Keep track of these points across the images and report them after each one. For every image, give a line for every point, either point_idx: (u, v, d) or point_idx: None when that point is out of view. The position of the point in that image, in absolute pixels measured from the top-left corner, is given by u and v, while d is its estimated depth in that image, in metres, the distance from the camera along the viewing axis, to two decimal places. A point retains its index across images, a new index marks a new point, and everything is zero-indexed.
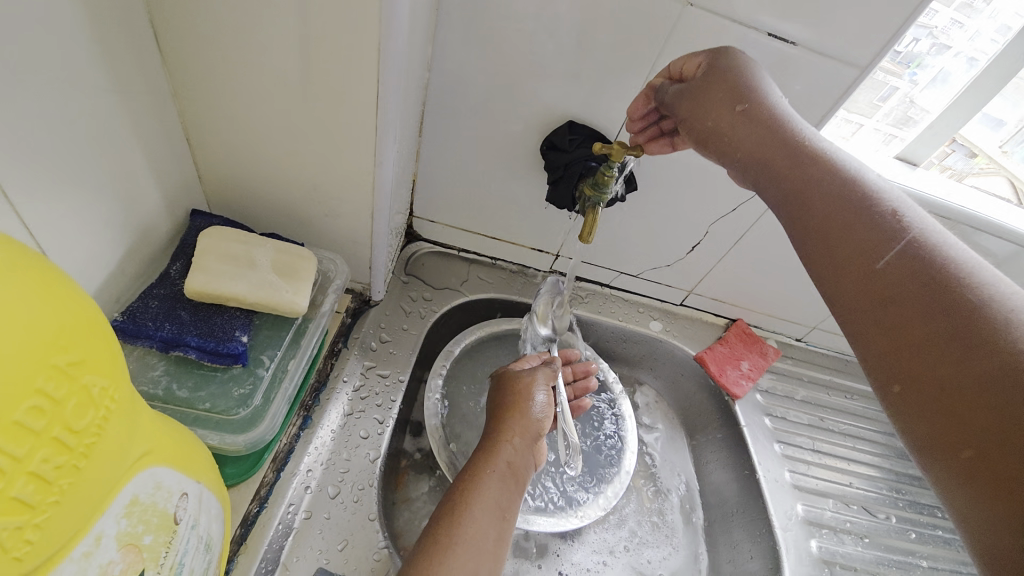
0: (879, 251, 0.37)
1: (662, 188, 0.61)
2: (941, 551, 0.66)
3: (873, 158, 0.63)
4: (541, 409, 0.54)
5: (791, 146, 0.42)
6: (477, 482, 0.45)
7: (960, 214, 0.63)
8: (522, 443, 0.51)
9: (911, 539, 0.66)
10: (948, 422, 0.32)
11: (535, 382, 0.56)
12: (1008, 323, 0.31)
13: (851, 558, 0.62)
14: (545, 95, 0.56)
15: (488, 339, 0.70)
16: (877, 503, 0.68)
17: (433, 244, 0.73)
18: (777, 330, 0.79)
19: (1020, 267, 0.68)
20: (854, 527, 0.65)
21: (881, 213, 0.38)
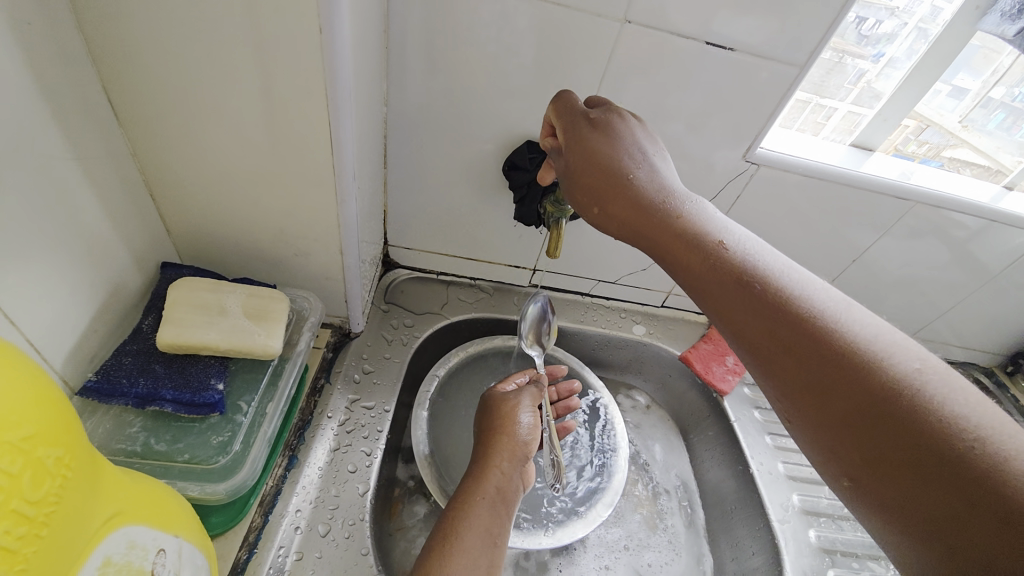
0: (744, 304, 0.38)
1: None
2: None
3: (827, 149, 0.66)
4: (527, 430, 0.54)
5: (657, 205, 0.42)
6: (465, 510, 0.45)
7: (919, 194, 0.64)
8: (510, 467, 0.51)
9: None
10: (839, 452, 0.33)
11: (521, 404, 0.57)
12: (862, 359, 0.33)
13: (851, 543, 0.62)
14: (502, 119, 0.58)
15: (473, 359, 0.70)
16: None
17: (411, 270, 0.74)
18: None
19: (983, 239, 0.70)
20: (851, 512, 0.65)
21: (742, 263, 0.39)
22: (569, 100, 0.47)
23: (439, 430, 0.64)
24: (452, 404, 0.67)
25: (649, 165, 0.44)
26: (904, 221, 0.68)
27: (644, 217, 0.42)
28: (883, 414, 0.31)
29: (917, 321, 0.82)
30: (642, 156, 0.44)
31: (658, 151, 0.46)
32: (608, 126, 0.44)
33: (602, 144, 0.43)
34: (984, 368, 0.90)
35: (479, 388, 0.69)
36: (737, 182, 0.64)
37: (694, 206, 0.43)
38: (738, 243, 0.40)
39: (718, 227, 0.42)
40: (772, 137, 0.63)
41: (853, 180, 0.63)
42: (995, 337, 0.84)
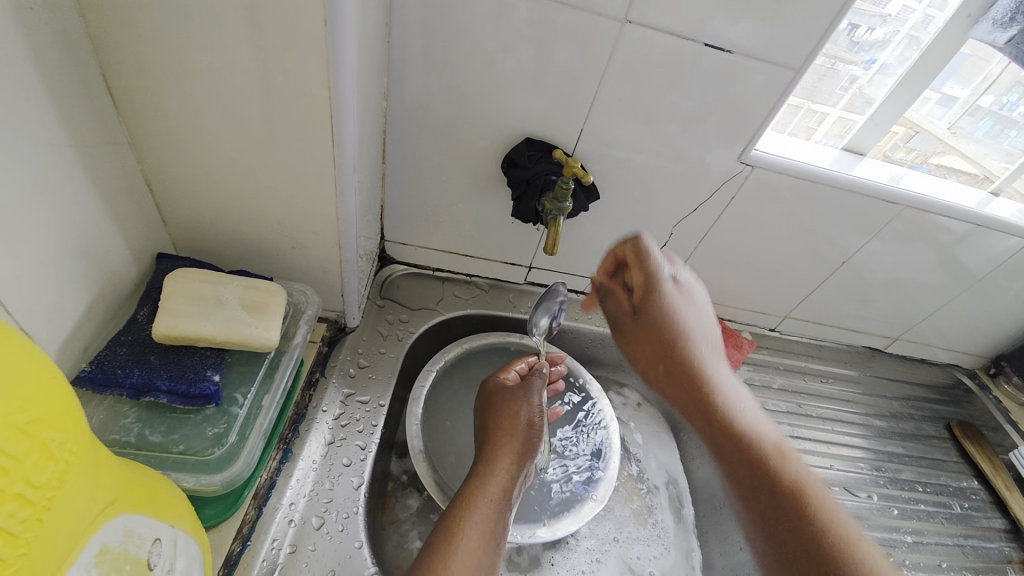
0: (743, 437, 0.47)
1: (621, 196, 0.65)
2: (925, 524, 0.68)
3: (819, 153, 0.67)
4: (535, 431, 0.55)
5: (682, 345, 0.53)
6: (472, 509, 0.46)
7: (907, 199, 0.66)
8: (516, 468, 0.52)
9: (893, 514, 0.68)
10: (774, 547, 0.41)
11: (529, 404, 0.57)
12: (806, 491, 0.43)
13: None
14: (501, 116, 0.58)
15: (468, 355, 0.70)
16: (857, 483, 0.70)
17: (407, 265, 0.74)
18: (750, 321, 0.84)
19: (968, 244, 0.71)
20: None
21: (735, 408, 0.50)
22: (662, 253, 0.57)
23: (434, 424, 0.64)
24: (445, 401, 0.66)
25: (683, 294, 0.55)
26: (893, 225, 0.69)
27: (685, 346, 0.53)
28: (813, 540, 0.40)
29: (903, 323, 0.84)
30: (682, 311, 0.55)
31: (710, 324, 0.56)
32: (658, 262, 0.55)
33: (667, 299, 0.55)
34: (967, 371, 0.92)
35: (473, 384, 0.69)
36: (732, 184, 0.64)
37: (715, 366, 0.53)
38: (738, 397, 0.51)
39: (733, 386, 0.52)
40: (766, 140, 0.65)
41: (845, 184, 0.64)
42: (978, 340, 0.86)
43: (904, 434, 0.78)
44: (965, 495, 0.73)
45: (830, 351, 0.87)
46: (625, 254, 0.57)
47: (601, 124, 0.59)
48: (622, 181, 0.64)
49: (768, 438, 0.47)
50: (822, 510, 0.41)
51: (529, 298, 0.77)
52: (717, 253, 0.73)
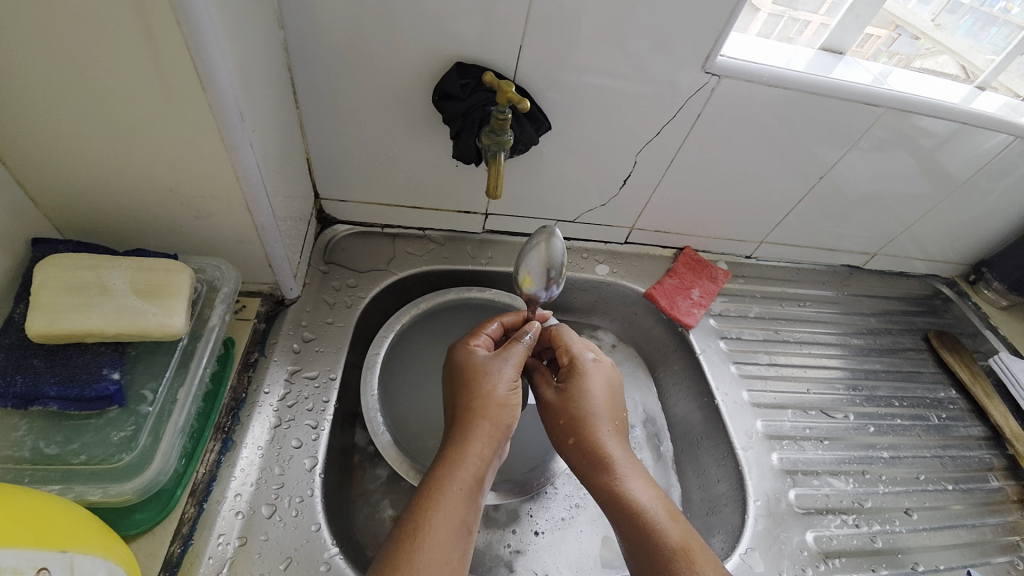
0: (636, 515, 0.48)
1: (574, 124, 0.58)
2: (901, 438, 0.67)
3: (793, 56, 0.60)
4: (510, 404, 0.49)
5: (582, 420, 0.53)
6: (440, 507, 0.42)
7: (890, 98, 0.59)
8: (490, 453, 0.47)
9: (870, 432, 0.67)
10: None
11: (504, 375, 0.51)
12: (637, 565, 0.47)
13: (812, 462, 0.62)
14: (423, 39, 0.49)
15: (427, 316, 0.65)
16: (833, 405, 0.68)
17: (351, 225, 0.67)
18: (724, 251, 0.80)
19: (954, 146, 0.66)
20: (813, 432, 0.64)
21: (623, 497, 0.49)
22: (579, 335, 0.59)
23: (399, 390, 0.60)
24: (407, 367, 0.62)
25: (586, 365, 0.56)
26: (874, 132, 0.63)
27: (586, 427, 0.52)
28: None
29: (883, 236, 0.81)
30: (587, 398, 0.54)
31: (621, 393, 0.57)
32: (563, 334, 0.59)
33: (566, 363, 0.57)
34: (946, 279, 0.90)
35: (436, 344, 0.65)
36: (696, 102, 0.57)
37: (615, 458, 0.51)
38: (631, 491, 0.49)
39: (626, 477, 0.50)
40: (729, 48, 0.56)
41: (825, 87, 0.57)
42: (958, 247, 0.84)
43: (881, 350, 0.77)
44: (943, 406, 0.72)
45: (807, 274, 0.84)
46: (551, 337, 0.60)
47: (542, 40, 0.50)
48: (574, 106, 0.56)
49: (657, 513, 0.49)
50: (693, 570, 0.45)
51: (490, 248, 0.72)
52: (686, 180, 0.67)
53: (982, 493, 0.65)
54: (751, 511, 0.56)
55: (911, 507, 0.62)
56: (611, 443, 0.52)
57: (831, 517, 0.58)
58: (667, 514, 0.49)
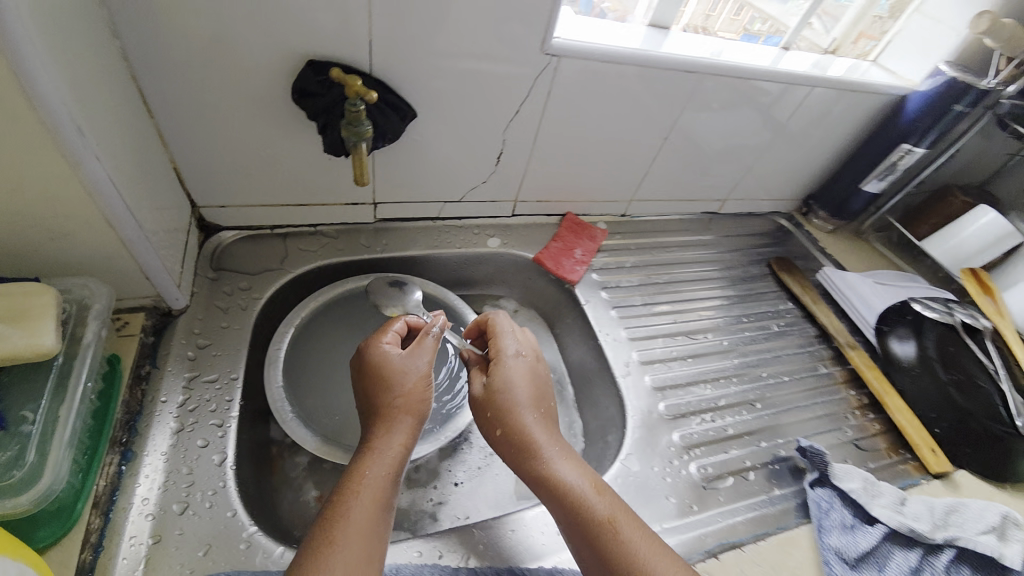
0: (561, 492, 0.49)
1: (439, 110, 0.63)
2: (748, 346, 0.80)
3: (622, 34, 0.69)
4: (422, 393, 0.53)
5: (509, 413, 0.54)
6: (357, 499, 0.45)
7: (705, 64, 0.70)
8: (409, 441, 0.50)
9: (726, 345, 0.79)
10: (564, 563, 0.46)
11: (416, 367, 0.54)
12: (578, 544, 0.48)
13: (678, 377, 0.72)
14: (270, 40, 0.51)
15: (328, 308, 0.66)
16: (698, 330, 0.80)
17: (237, 230, 0.67)
18: (602, 212, 0.89)
19: (764, 100, 0.79)
20: (679, 352, 0.75)
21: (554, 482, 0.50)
22: (509, 328, 0.61)
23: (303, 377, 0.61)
24: (315, 358, 0.64)
25: (513, 357, 0.57)
26: (699, 94, 0.74)
27: (513, 419, 0.53)
28: (609, 566, 0.45)
29: (729, 184, 0.95)
30: (512, 390, 0.55)
31: (546, 381, 0.57)
32: (494, 331, 0.60)
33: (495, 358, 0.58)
34: (786, 214, 1.07)
35: (341, 333, 0.67)
36: (543, 80, 0.63)
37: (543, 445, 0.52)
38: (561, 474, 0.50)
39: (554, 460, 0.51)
40: (564, 30, 0.64)
41: (649, 60, 0.66)
42: (789, 186, 1.00)
43: (737, 279, 0.92)
44: (782, 315, 0.86)
45: (674, 224, 0.96)
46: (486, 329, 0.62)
47: (388, 34, 0.53)
48: (434, 93, 0.60)
49: (588, 489, 0.49)
50: (614, 536, 0.46)
51: (384, 236, 0.75)
52: (554, 153, 0.75)
53: (813, 379, 0.77)
54: (629, 424, 0.65)
55: (756, 398, 0.73)
56: (538, 429, 0.53)
57: (694, 417, 0.68)
58: (596, 487, 0.49)
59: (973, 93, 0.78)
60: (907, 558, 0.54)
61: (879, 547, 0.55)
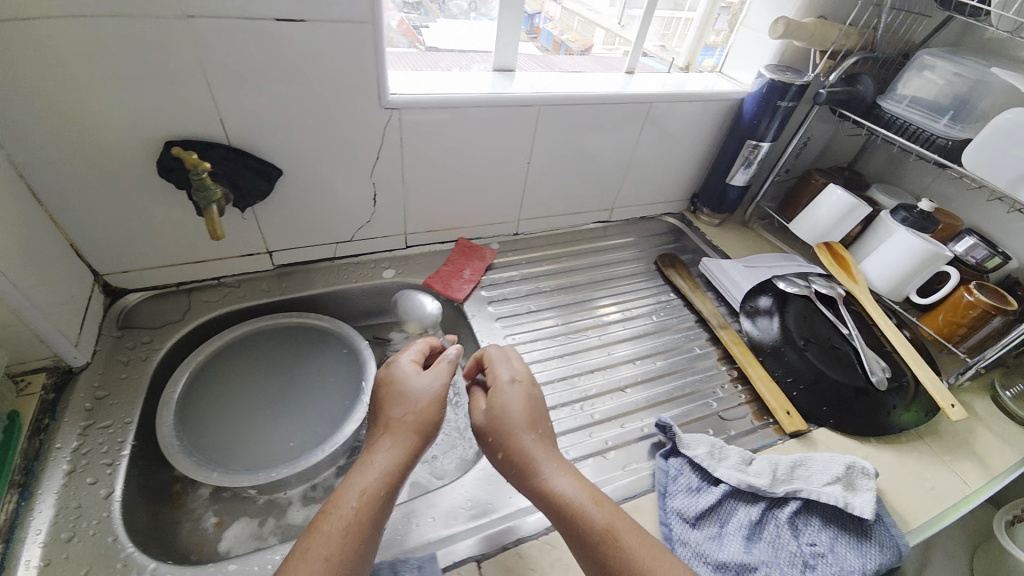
0: (563, 510, 0.49)
1: (304, 165, 0.72)
2: (626, 339, 0.86)
3: (465, 81, 0.79)
4: (422, 416, 0.53)
5: (510, 434, 0.54)
6: (344, 534, 0.43)
7: (541, 97, 0.80)
8: (401, 468, 0.49)
9: (604, 341, 0.85)
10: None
11: (419, 392, 0.54)
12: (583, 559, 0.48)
13: (551, 375, 0.78)
14: (135, 127, 0.60)
15: (231, 343, 0.72)
16: (581, 330, 0.87)
17: (142, 291, 0.75)
18: (493, 234, 0.98)
19: (613, 119, 0.89)
20: (555, 353, 0.82)
21: (554, 501, 0.50)
22: (504, 355, 0.61)
23: (200, 408, 0.65)
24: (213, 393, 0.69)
25: (512, 381, 0.58)
26: (545, 120, 0.84)
27: (512, 441, 0.53)
28: None
29: (611, 194, 1.04)
30: (511, 411, 0.55)
31: (544, 403, 0.57)
32: (490, 360, 0.61)
33: (495, 383, 0.58)
34: (678, 214, 1.16)
35: (239, 366, 0.72)
36: (391, 128, 0.73)
37: (541, 464, 0.52)
38: (560, 492, 0.50)
39: (553, 478, 0.51)
40: (405, 85, 0.74)
41: (487, 99, 0.76)
42: (671, 189, 1.10)
43: (625, 279, 0.99)
44: (663, 306, 0.94)
45: (566, 236, 1.05)
46: (481, 362, 0.63)
47: (238, 109, 0.63)
48: (294, 153, 0.70)
49: (587, 501, 0.49)
50: (613, 547, 0.46)
51: (284, 279, 0.83)
52: (427, 187, 0.84)
53: (685, 360, 0.83)
54: None
55: (627, 385, 0.79)
56: (537, 448, 0.53)
57: (561, 409, 0.74)
58: (593, 498, 0.50)
59: (793, 90, 0.87)
60: (747, 512, 0.59)
61: (721, 505, 0.60)
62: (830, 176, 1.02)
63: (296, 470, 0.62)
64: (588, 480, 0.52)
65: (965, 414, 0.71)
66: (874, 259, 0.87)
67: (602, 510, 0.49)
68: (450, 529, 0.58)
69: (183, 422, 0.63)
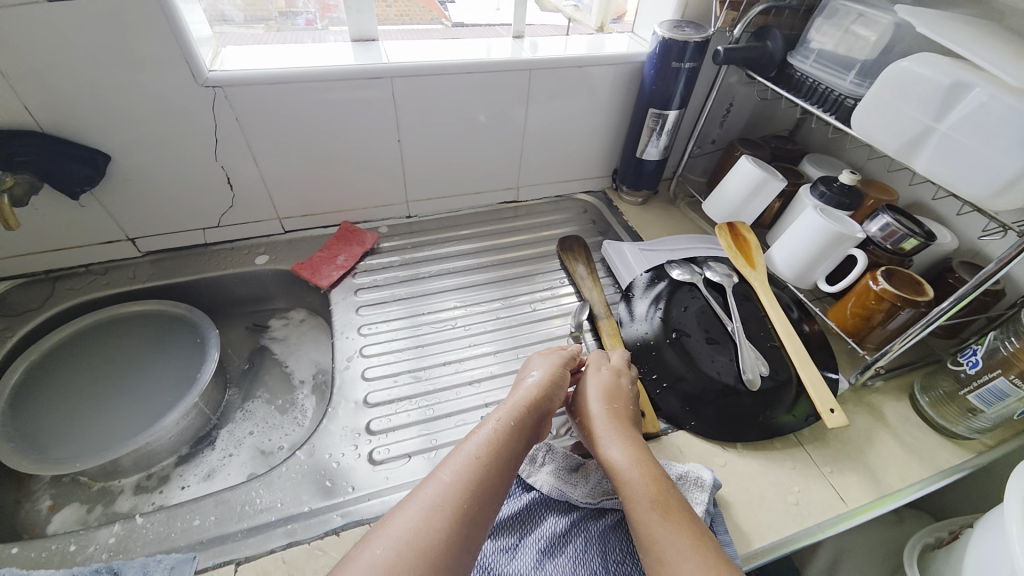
0: (626, 482, 0.53)
1: (136, 151, 0.70)
2: (495, 328, 0.81)
3: (314, 52, 0.75)
4: (554, 378, 0.63)
5: (590, 414, 0.61)
6: (480, 447, 0.52)
7: (394, 67, 0.74)
8: (534, 411, 0.58)
9: (472, 331, 0.80)
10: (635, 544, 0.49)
11: (542, 366, 0.65)
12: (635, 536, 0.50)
13: (397, 366, 0.74)
14: None
15: (73, 336, 0.75)
16: (446, 320, 0.81)
17: (7, 278, 0.77)
18: (380, 217, 0.94)
19: (493, 88, 0.81)
20: (412, 342, 0.77)
21: (623, 473, 0.54)
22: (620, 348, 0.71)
23: (37, 396, 0.69)
24: (54, 381, 0.71)
25: (618, 368, 0.67)
26: (408, 93, 0.77)
27: (595, 417, 0.60)
28: (655, 551, 0.47)
29: (513, 171, 0.97)
30: (605, 394, 0.63)
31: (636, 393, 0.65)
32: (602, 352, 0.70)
33: (594, 371, 0.67)
34: (599, 192, 1.08)
35: (84, 357, 0.74)
36: (221, 109, 0.69)
37: (616, 440, 0.58)
38: (633, 463, 0.55)
39: (627, 452, 0.56)
40: (238, 61, 0.70)
41: (328, 72, 0.71)
42: (584, 165, 1.01)
43: (519, 262, 0.93)
44: (552, 293, 0.87)
45: (466, 217, 0.99)
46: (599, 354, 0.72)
47: (41, 96, 0.61)
48: (121, 138, 0.68)
49: (654, 474, 0.54)
50: (665, 522, 0.49)
51: (153, 266, 0.83)
52: (287, 169, 0.80)
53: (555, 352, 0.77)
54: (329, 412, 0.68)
55: (480, 378, 0.73)
56: (617, 426, 0.59)
57: (397, 402, 0.69)
58: (659, 476, 0.53)
59: (691, 48, 0.76)
60: (553, 523, 0.55)
61: (528, 513, 0.57)
62: (756, 146, 0.90)
63: (100, 461, 0.63)
64: (653, 461, 0.55)
65: (844, 421, 0.62)
66: (781, 244, 0.77)
67: (667, 485, 0.53)
68: (249, 522, 0.55)
69: (11, 408, 0.66)
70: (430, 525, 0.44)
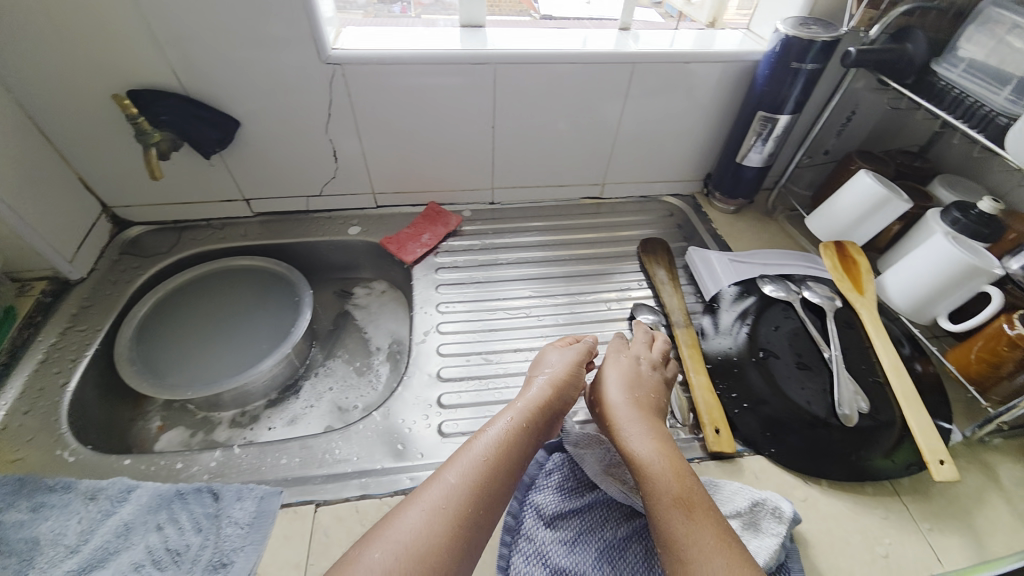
0: (645, 477, 0.51)
1: (260, 119, 0.77)
2: (566, 322, 0.80)
3: (424, 35, 0.77)
4: (569, 372, 0.62)
5: (608, 407, 0.60)
6: (483, 452, 0.51)
7: (497, 54, 0.75)
8: (540, 411, 0.57)
9: (543, 322, 0.80)
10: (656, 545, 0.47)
11: (559, 360, 0.64)
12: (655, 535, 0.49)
13: (469, 346, 0.76)
14: (109, 81, 0.69)
15: (193, 282, 0.84)
16: (518, 308, 0.82)
17: (145, 225, 0.88)
18: (465, 201, 0.96)
19: (592, 81, 0.80)
20: (485, 325, 0.79)
21: (641, 468, 0.52)
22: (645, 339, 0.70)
23: (160, 330, 0.78)
24: (174, 318, 0.80)
25: (642, 357, 0.66)
26: (508, 81, 0.78)
27: (613, 410, 0.59)
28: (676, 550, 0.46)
29: (600, 168, 0.95)
30: (623, 386, 0.61)
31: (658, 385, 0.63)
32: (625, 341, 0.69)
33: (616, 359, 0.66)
34: (688, 196, 1.03)
35: (199, 300, 0.83)
36: (336, 84, 0.74)
37: (635, 433, 0.56)
38: (653, 456, 0.53)
39: (645, 444, 0.54)
40: (356, 40, 0.74)
41: (436, 55, 0.73)
42: (676, 167, 0.97)
43: (596, 260, 0.91)
44: (628, 295, 0.85)
45: (547, 210, 0.99)
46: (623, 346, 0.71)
47: (189, 64, 0.69)
48: (249, 107, 0.75)
49: (674, 469, 0.52)
50: (686, 518, 0.47)
51: (260, 226, 0.91)
52: (386, 147, 0.84)
53: None
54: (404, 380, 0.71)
55: None
56: (637, 419, 0.57)
57: (467, 380, 0.71)
58: (680, 470, 0.51)
59: (816, 49, 0.70)
60: (614, 526, 0.54)
61: (589, 511, 0.56)
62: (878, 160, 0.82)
63: (205, 393, 0.71)
64: (676, 453, 0.53)
65: (956, 475, 0.56)
66: (897, 270, 0.70)
67: (688, 480, 0.51)
68: (326, 470, 0.59)
69: (140, 337, 0.76)
70: (433, 528, 0.45)
